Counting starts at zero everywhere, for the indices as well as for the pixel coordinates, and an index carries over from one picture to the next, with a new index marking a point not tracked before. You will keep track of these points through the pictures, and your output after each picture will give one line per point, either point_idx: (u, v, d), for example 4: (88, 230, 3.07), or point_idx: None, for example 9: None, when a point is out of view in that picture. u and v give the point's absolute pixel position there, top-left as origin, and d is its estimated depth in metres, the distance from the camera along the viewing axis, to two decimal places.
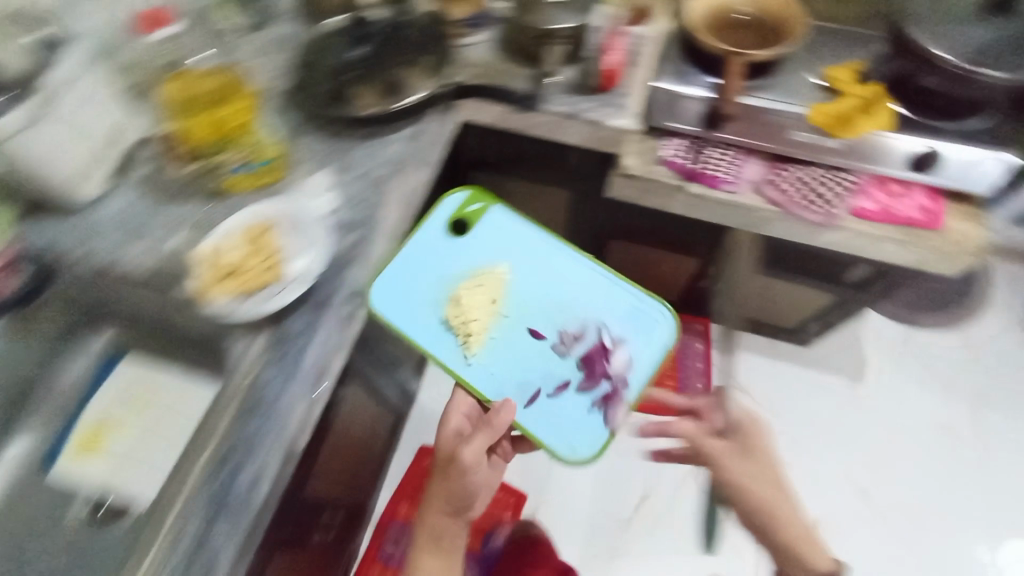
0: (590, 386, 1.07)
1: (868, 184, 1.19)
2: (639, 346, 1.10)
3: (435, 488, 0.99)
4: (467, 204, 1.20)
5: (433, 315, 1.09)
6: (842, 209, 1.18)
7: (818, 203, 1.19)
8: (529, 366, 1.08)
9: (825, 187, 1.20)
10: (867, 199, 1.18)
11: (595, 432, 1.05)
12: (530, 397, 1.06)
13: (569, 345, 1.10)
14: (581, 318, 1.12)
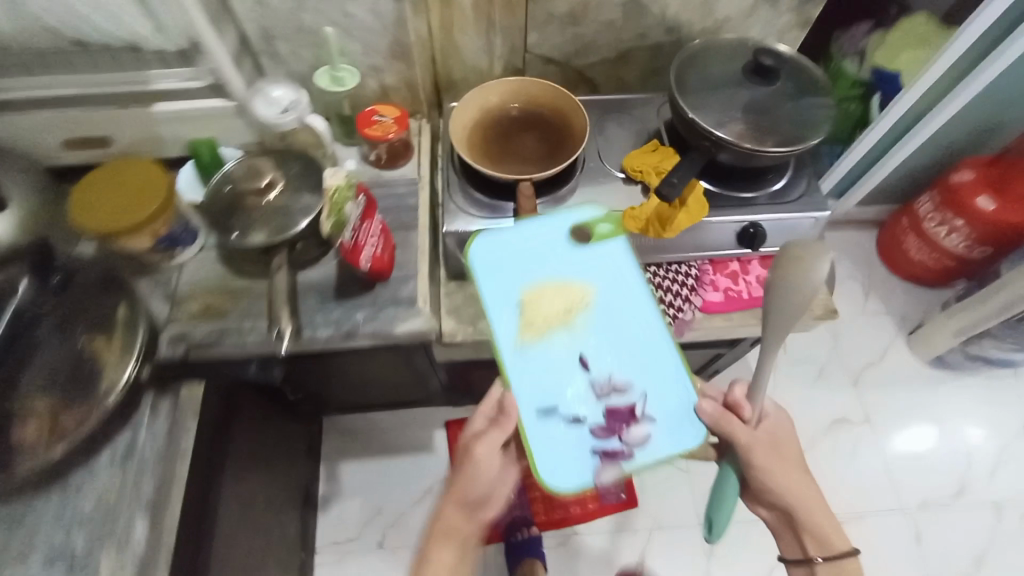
0: (597, 433, 0.81)
1: (704, 275, 1.07)
2: (666, 438, 0.80)
3: (455, 488, 0.77)
4: (593, 220, 0.92)
5: (512, 292, 0.86)
6: (691, 312, 1.04)
7: (667, 314, 1.03)
8: (558, 378, 0.83)
9: (666, 291, 1.05)
10: (711, 291, 1.06)
11: (584, 471, 0.79)
12: (547, 409, 0.81)
13: (608, 393, 0.83)
14: (629, 373, 0.84)
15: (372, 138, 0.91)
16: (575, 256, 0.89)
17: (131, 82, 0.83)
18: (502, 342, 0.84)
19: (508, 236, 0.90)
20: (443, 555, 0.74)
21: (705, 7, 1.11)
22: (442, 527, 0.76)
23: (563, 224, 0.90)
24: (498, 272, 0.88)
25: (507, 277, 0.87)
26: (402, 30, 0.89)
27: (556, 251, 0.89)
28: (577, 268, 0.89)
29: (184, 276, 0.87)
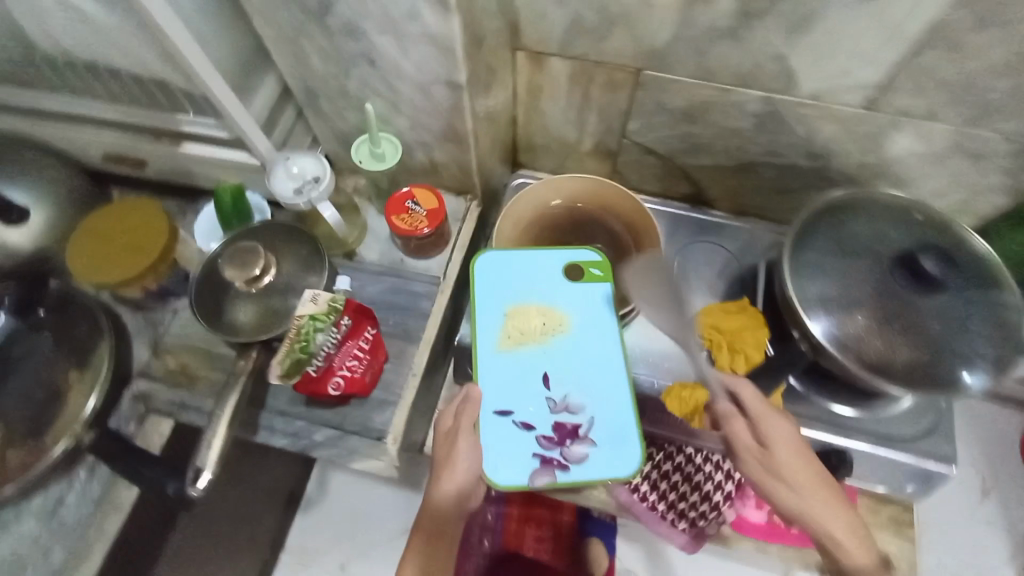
0: (541, 439, 0.73)
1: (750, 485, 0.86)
2: (605, 457, 0.72)
3: (449, 472, 0.68)
4: (590, 261, 0.81)
5: (502, 313, 0.78)
6: (716, 526, 0.85)
7: (686, 519, 0.85)
8: (518, 386, 0.75)
9: (697, 491, 0.85)
10: (752, 507, 0.87)
11: (525, 465, 0.72)
12: (501, 409, 0.74)
13: (562, 413, 0.74)
14: (585, 394, 0.75)
15: (396, 230, 0.79)
16: (568, 292, 0.80)
17: (164, 121, 0.78)
18: (484, 348, 0.76)
19: (510, 263, 0.80)
20: (416, 556, 0.66)
21: (873, 142, 0.82)
22: (428, 530, 0.67)
23: (556, 270, 0.80)
24: (502, 293, 0.79)
25: (503, 299, 0.79)
26: (457, 118, 0.73)
27: (551, 283, 0.79)
28: (566, 288, 0.80)
29: (174, 325, 0.81)
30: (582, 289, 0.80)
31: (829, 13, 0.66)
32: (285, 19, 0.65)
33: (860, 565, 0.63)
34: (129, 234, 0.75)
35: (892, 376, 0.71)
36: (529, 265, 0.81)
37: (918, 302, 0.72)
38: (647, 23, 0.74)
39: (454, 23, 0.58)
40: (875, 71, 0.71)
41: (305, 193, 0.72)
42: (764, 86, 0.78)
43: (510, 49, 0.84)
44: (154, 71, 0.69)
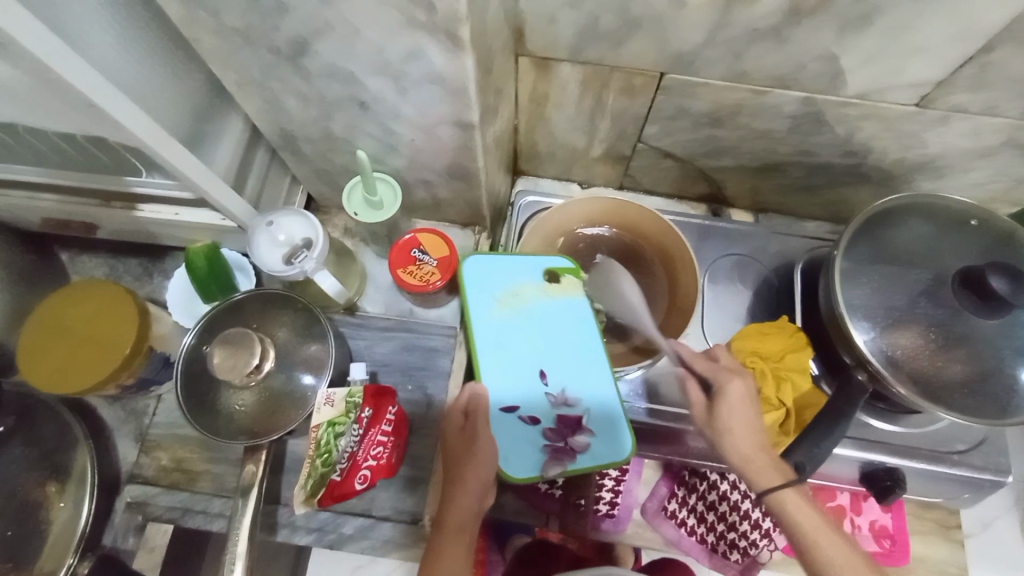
0: (546, 431, 0.62)
1: None
2: (610, 442, 0.63)
3: (474, 461, 0.59)
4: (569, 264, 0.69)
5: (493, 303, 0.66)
6: (770, 553, 0.82)
7: (738, 549, 0.82)
8: (514, 377, 0.64)
9: (745, 518, 0.82)
10: None
11: (533, 455, 0.62)
12: (505, 403, 0.63)
13: (563, 407, 0.63)
14: (584, 385, 0.64)
15: (404, 287, 0.70)
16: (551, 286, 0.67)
17: (109, 184, 0.65)
18: (483, 335, 0.65)
19: (497, 259, 0.67)
20: (452, 556, 0.57)
21: (919, 139, 0.74)
22: (454, 524, 0.58)
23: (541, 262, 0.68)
24: (494, 282, 0.66)
25: (498, 284, 0.66)
26: (465, 156, 0.62)
27: (531, 271, 0.67)
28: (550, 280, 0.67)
29: (159, 415, 0.72)
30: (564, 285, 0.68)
31: (894, 10, 0.57)
32: (249, 60, 0.52)
33: (808, 518, 0.59)
34: (87, 323, 0.64)
35: (943, 393, 0.64)
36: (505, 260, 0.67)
37: (973, 321, 0.65)
38: (676, 26, 0.63)
39: (466, 65, 0.47)
40: (936, 69, 0.62)
41: (297, 263, 0.61)
42: (806, 88, 0.69)
43: (511, 57, 0.71)
44: (85, 134, 0.56)
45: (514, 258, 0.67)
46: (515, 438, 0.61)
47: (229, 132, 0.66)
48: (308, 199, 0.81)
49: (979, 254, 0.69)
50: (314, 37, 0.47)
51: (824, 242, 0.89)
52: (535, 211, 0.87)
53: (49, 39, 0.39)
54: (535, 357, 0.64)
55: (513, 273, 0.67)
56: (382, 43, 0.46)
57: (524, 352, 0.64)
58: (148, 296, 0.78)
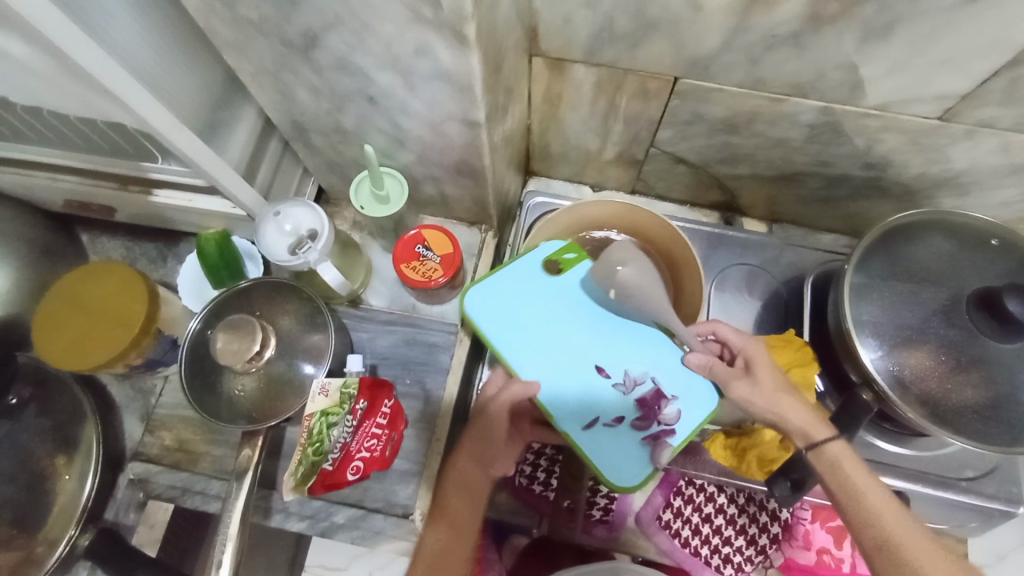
0: (636, 424, 0.64)
1: (798, 525, 0.80)
2: (692, 395, 0.65)
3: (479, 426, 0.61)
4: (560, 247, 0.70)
5: (518, 335, 0.66)
6: (763, 570, 0.81)
7: (733, 564, 0.80)
8: (584, 391, 0.64)
9: (741, 533, 0.81)
10: (800, 548, 0.80)
11: (640, 459, 0.63)
12: (585, 421, 0.64)
13: (637, 389, 0.65)
14: (644, 359, 0.66)
15: (408, 282, 0.71)
16: (554, 281, 0.69)
17: (128, 169, 0.67)
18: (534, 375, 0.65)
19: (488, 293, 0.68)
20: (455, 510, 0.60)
21: (942, 153, 0.72)
22: (455, 484, 0.60)
23: (534, 260, 0.69)
24: (500, 318, 0.67)
25: (508, 317, 0.67)
26: (473, 154, 0.62)
27: (534, 279, 0.68)
28: (551, 288, 0.68)
29: (165, 395, 0.74)
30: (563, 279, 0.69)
31: (919, 18, 0.55)
32: (263, 52, 0.53)
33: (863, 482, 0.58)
34: (97, 293, 0.66)
35: (952, 416, 0.62)
36: (503, 293, 0.68)
37: (988, 342, 0.62)
38: (693, 30, 0.62)
39: (474, 63, 0.47)
40: (961, 81, 0.60)
41: (302, 253, 0.62)
42: (824, 97, 0.67)
43: (525, 57, 0.70)
44: (105, 120, 0.58)
45: (509, 277, 0.68)
46: (615, 444, 0.63)
47: (243, 122, 0.68)
48: (319, 190, 0.83)
49: (997, 275, 0.67)
50: (325, 31, 0.48)
51: (839, 255, 0.87)
52: (545, 211, 0.87)
53: (64, 27, 0.41)
54: (578, 358, 0.65)
55: (517, 292, 0.68)
56: (390, 39, 0.47)
57: (572, 363, 0.65)
58: (162, 279, 0.81)
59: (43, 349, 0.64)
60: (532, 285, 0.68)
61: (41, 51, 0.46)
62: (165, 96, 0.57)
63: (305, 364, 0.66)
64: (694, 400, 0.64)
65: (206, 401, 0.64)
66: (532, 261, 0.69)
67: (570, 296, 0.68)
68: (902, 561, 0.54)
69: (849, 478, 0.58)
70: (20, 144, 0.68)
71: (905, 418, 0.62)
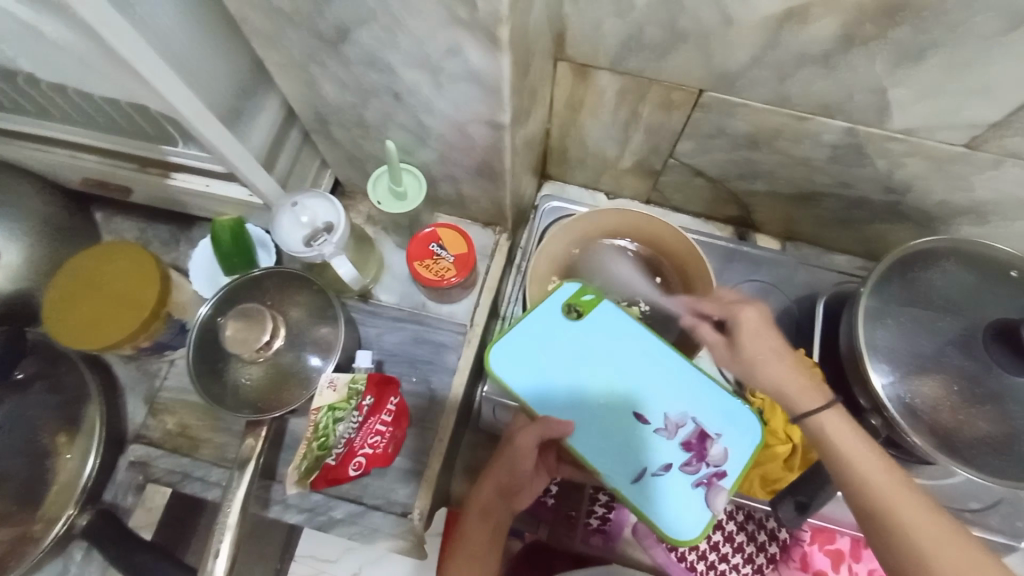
0: (684, 469, 0.58)
1: (796, 546, 0.80)
2: (738, 427, 0.60)
3: (506, 452, 0.61)
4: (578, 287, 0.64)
5: (547, 389, 0.60)
6: None
7: None
8: (626, 443, 0.58)
9: (738, 551, 0.80)
10: (795, 569, 0.79)
11: (696, 507, 0.57)
12: (631, 475, 0.57)
13: (680, 432, 0.59)
14: (684, 400, 0.60)
15: (420, 280, 0.71)
16: (572, 322, 0.62)
17: (147, 151, 0.67)
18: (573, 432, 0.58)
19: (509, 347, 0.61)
20: (475, 530, 0.61)
21: (965, 182, 0.71)
22: (479, 505, 0.62)
23: (552, 301, 0.62)
24: (523, 379, 0.60)
25: (531, 375, 0.60)
26: (494, 156, 0.62)
27: (552, 322, 0.62)
28: (573, 334, 0.62)
29: (170, 378, 0.73)
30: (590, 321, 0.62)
31: (954, 44, 0.54)
32: (292, 43, 0.53)
33: (856, 452, 0.54)
34: (108, 272, 0.66)
35: (961, 447, 0.62)
36: (527, 344, 0.61)
37: (1001, 374, 0.62)
38: (723, 44, 0.61)
39: (505, 65, 0.47)
40: (992, 110, 0.60)
41: (316, 246, 0.62)
42: (851, 118, 0.67)
43: (551, 61, 0.70)
44: (130, 101, 0.58)
45: (531, 327, 0.62)
46: (670, 498, 0.57)
47: (266, 111, 0.68)
48: (335, 182, 0.83)
49: (1014, 307, 0.66)
50: (356, 25, 0.48)
51: (853, 277, 0.86)
52: (559, 216, 0.87)
53: (100, 8, 0.41)
54: (613, 408, 0.59)
55: (541, 342, 0.61)
56: (422, 37, 0.47)
57: (607, 412, 0.59)
58: (173, 262, 0.81)
59: (59, 334, 0.64)
60: (554, 333, 0.62)
61: (73, 31, 0.46)
62: (191, 81, 0.56)
63: (313, 356, 0.66)
64: (737, 434, 0.59)
65: (213, 387, 0.64)
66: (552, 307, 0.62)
67: (598, 343, 0.62)
68: (899, 530, 0.50)
69: (839, 450, 0.55)
70: (41, 121, 0.68)
71: (914, 446, 0.62)
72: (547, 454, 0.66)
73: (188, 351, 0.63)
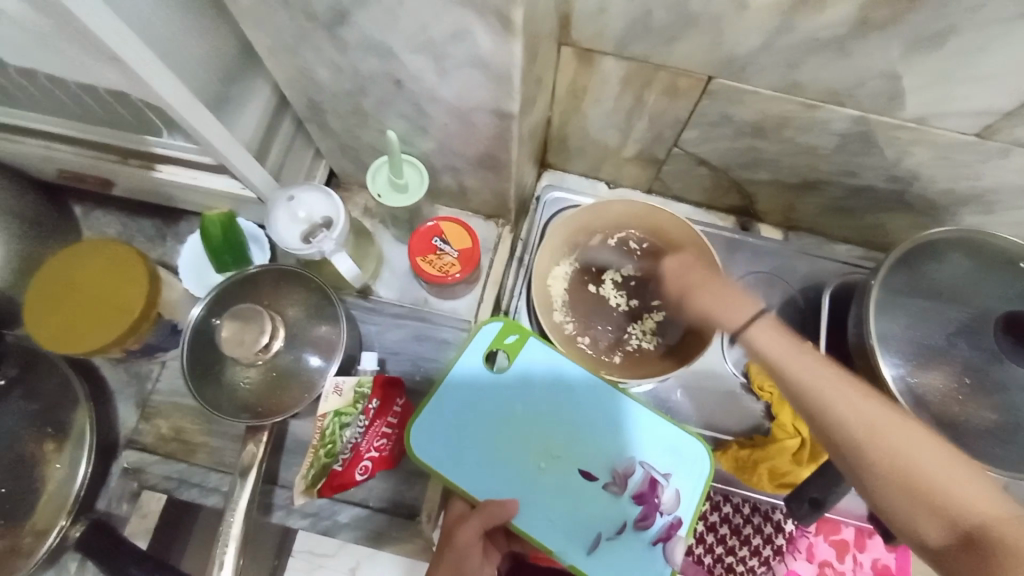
0: (640, 524, 0.62)
1: (801, 537, 0.80)
2: (684, 462, 0.64)
3: (450, 558, 0.56)
4: (501, 333, 0.66)
5: (495, 463, 0.63)
6: None
7: (735, 573, 0.79)
8: (578, 506, 0.62)
9: (745, 543, 0.80)
10: (802, 560, 0.80)
11: (653, 560, 0.61)
12: (588, 541, 0.61)
13: (629, 484, 0.63)
14: (627, 447, 0.65)
15: (422, 275, 0.68)
16: (503, 377, 0.66)
17: (129, 143, 0.63)
18: (525, 507, 0.62)
19: (440, 413, 0.64)
20: None
21: (972, 170, 0.70)
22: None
23: (477, 350, 0.66)
24: (471, 455, 0.63)
25: (477, 451, 0.63)
26: (499, 146, 0.59)
27: (484, 383, 0.66)
28: (507, 396, 0.66)
29: (162, 381, 0.71)
30: (524, 375, 0.66)
31: (972, 29, 0.53)
32: (284, 25, 0.50)
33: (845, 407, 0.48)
34: (90, 272, 0.63)
35: (968, 438, 0.62)
36: (468, 414, 0.65)
37: (1009, 366, 0.62)
38: (734, 28, 0.59)
39: (515, 50, 0.44)
40: (1004, 98, 0.59)
41: (315, 242, 0.59)
42: (861, 106, 0.65)
43: (554, 46, 0.67)
44: (108, 88, 0.54)
45: (469, 395, 0.65)
46: (629, 555, 0.61)
47: (256, 98, 0.64)
48: (329, 174, 0.79)
49: (1022, 298, 0.66)
50: (354, 7, 0.45)
51: (857, 268, 0.86)
52: (561, 207, 0.84)
53: None
54: (562, 470, 0.63)
55: (481, 404, 0.65)
56: (427, 19, 0.44)
57: (557, 477, 0.63)
58: (160, 259, 0.77)
59: (72, 353, 0.61)
60: (489, 395, 0.65)
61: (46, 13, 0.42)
62: (175, 68, 0.53)
63: (311, 356, 0.63)
64: (684, 466, 0.64)
65: (209, 393, 0.61)
66: (481, 361, 0.66)
67: (532, 401, 0.66)
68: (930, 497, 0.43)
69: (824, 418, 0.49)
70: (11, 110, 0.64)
71: None
72: (494, 532, 0.64)
73: (181, 371, 0.60)
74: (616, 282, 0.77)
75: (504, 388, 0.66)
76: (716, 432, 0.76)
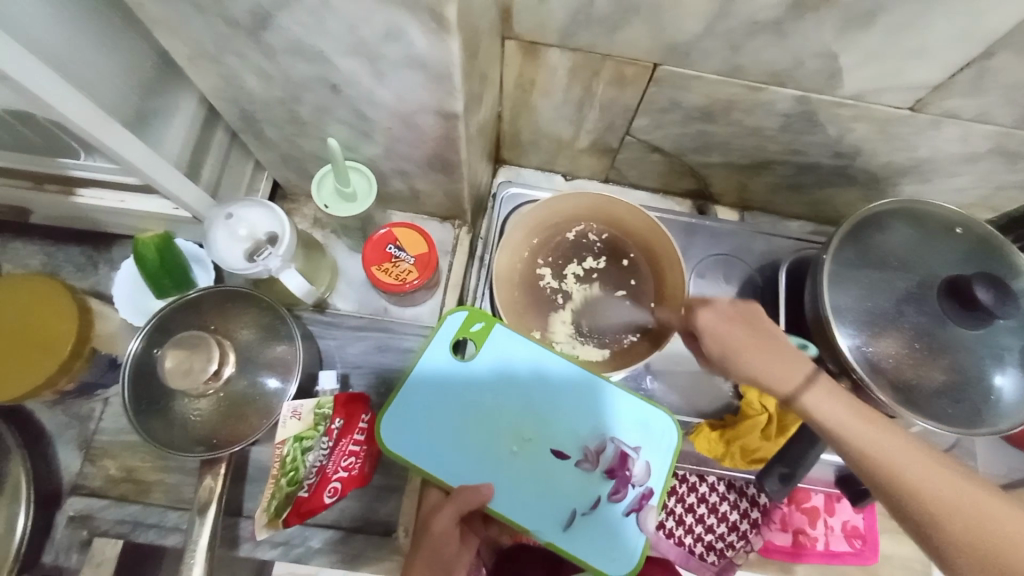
0: (613, 498, 0.61)
1: (775, 508, 0.83)
2: (654, 433, 0.63)
3: (426, 547, 0.55)
4: (464, 322, 0.64)
5: (465, 453, 0.61)
6: (745, 555, 0.81)
7: (715, 551, 0.81)
8: (551, 486, 0.61)
9: (722, 520, 0.81)
10: (777, 530, 0.82)
11: (629, 534, 0.61)
12: (563, 520, 0.61)
13: (600, 459, 0.62)
14: (598, 423, 0.64)
15: (380, 285, 0.66)
16: (468, 364, 0.64)
17: (43, 167, 0.58)
18: (498, 493, 0.60)
19: (408, 420, 0.62)
20: None
21: (908, 142, 0.73)
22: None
23: (441, 343, 0.63)
24: (443, 456, 0.61)
25: (447, 450, 0.61)
26: (448, 147, 0.57)
27: (449, 375, 0.63)
28: (474, 383, 0.63)
29: (106, 420, 0.66)
30: (489, 359, 0.64)
31: (900, 8, 0.54)
32: (202, 32, 0.46)
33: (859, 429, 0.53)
34: (10, 306, 0.58)
35: (921, 399, 0.65)
36: (436, 409, 0.62)
37: (953, 327, 0.65)
38: (675, 15, 0.59)
39: (452, 49, 0.42)
40: (933, 72, 0.61)
41: (260, 260, 0.56)
42: (802, 86, 0.66)
43: (497, 39, 0.65)
44: (10, 109, 0.49)
45: (435, 390, 0.63)
46: (605, 530, 0.60)
47: (183, 111, 0.60)
48: (273, 185, 0.75)
49: (960, 261, 0.69)
50: (276, 9, 0.42)
51: (809, 243, 0.88)
52: (518, 203, 0.82)
53: None
54: (534, 452, 0.62)
55: (449, 397, 0.63)
56: (356, 20, 0.41)
57: (529, 460, 0.62)
58: (94, 288, 0.71)
59: None
60: (457, 391, 0.63)
61: None
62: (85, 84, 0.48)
63: (268, 377, 0.60)
64: (655, 438, 0.63)
65: (157, 428, 0.57)
66: (446, 363, 0.63)
67: (498, 384, 0.64)
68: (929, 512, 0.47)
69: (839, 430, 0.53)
70: None
71: (880, 403, 0.64)
72: (471, 517, 0.63)
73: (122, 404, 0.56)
74: (578, 274, 0.77)
75: (470, 374, 0.63)
76: (687, 416, 0.76)
